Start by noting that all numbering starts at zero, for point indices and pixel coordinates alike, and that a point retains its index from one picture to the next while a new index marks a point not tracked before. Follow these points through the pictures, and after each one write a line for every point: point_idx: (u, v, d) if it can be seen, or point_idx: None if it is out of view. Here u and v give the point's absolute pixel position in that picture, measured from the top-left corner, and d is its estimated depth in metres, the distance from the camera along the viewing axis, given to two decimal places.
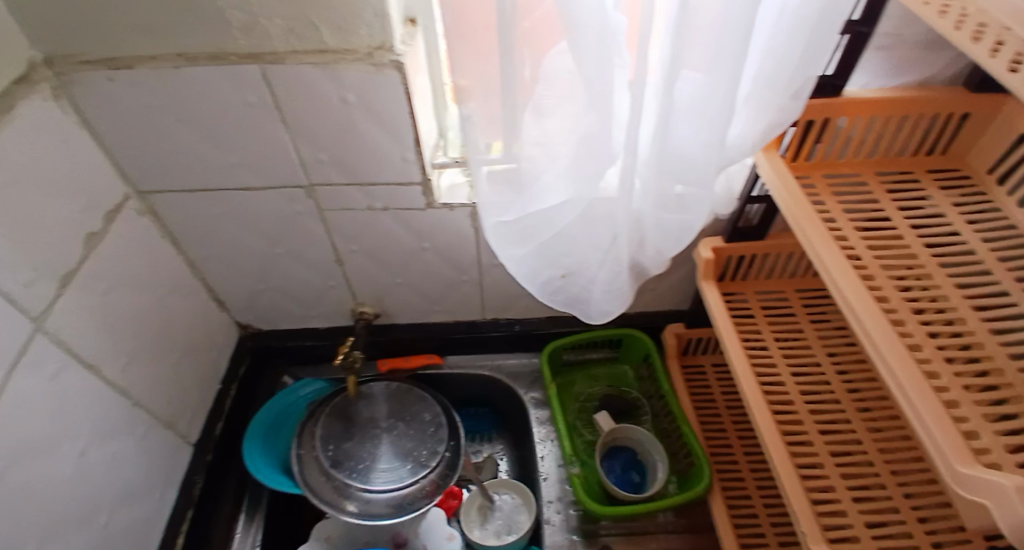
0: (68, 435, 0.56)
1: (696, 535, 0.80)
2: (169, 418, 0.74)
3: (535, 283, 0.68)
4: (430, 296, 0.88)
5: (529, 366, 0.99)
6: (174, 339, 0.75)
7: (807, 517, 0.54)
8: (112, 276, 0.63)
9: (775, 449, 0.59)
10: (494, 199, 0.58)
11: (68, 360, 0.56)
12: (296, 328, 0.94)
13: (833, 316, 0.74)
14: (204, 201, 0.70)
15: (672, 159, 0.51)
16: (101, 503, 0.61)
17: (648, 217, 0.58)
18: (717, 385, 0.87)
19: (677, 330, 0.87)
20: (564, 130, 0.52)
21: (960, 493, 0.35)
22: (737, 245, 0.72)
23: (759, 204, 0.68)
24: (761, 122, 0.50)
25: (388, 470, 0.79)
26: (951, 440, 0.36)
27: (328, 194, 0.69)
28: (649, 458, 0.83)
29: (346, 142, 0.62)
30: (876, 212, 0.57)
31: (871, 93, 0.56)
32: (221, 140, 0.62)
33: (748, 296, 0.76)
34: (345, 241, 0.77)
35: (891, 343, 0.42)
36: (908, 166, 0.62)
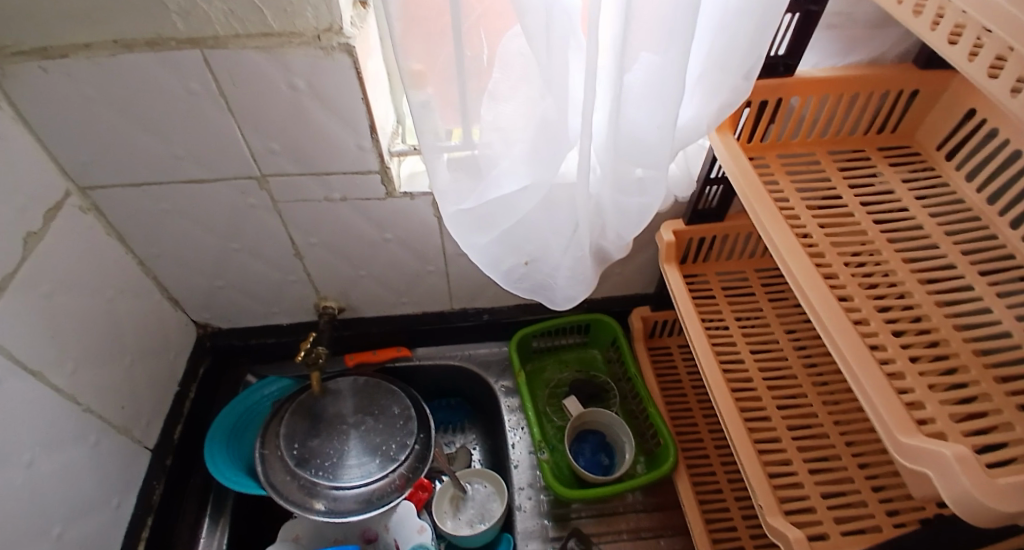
0: (12, 449, 0.53)
1: (665, 513, 0.82)
2: (122, 425, 0.70)
3: (498, 271, 0.67)
4: (395, 287, 0.87)
5: (499, 355, 0.99)
6: (125, 341, 0.71)
7: (763, 490, 0.56)
8: (55, 278, 0.60)
9: (734, 426, 0.60)
10: (453, 187, 0.57)
11: (8, 368, 0.53)
12: (257, 325, 0.92)
13: (790, 294, 0.77)
14: (151, 196, 0.66)
15: (628, 141, 0.51)
16: (53, 517, 0.59)
17: (607, 201, 0.58)
18: (683, 366, 0.89)
19: (642, 313, 0.88)
20: (521, 114, 0.51)
21: (904, 462, 0.36)
22: (698, 228, 0.73)
23: (718, 185, 0.68)
24: (714, 103, 0.50)
25: (357, 465, 0.78)
26: (892, 411, 0.38)
27: (282, 185, 0.67)
28: (617, 441, 0.85)
29: (299, 131, 0.60)
30: (827, 191, 0.58)
31: (821, 72, 0.57)
32: (165, 131, 0.58)
33: (709, 277, 0.78)
34: (303, 234, 0.75)
35: (836, 319, 0.43)
36: (859, 144, 0.63)
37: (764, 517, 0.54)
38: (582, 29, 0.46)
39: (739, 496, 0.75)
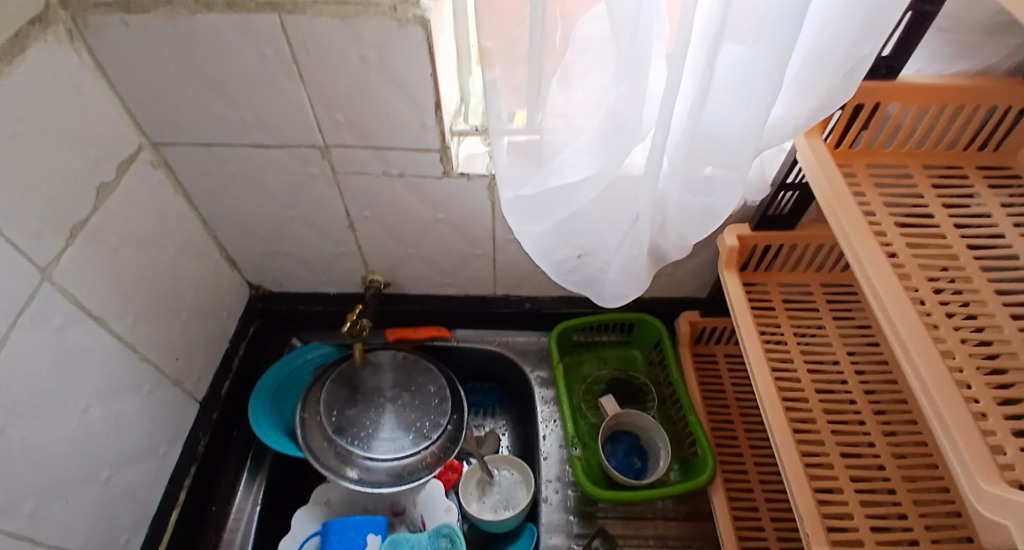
0: (71, 392, 0.56)
1: (695, 523, 0.79)
2: (175, 376, 0.74)
3: (549, 262, 0.66)
4: (442, 268, 0.87)
5: (537, 345, 0.98)
6: (183, 298, 0.74)
7: (812, 518, 0.53)
8: (124, 231, 0.62)
9: (784, 446, 0.57)
10: (513, 172, 0.55)
11: (76, 314, 0.56)
12: (306, 292, 0.94)
13: (857, 313, 0.71)
14: (217, 158, 0.68)
15: (704, 137, 0.48)
16: (105, 460, 0.62)
17: (672, 200, 0.56)
18: (728, 375, 0.86)
19: (691, 317, 0.85)
20: (593, 103, 0.49)
21: (980, 510, 0.32)
22: (764, 234, 0.69)
23: (794, 192, 0.64)
24: (807, 105, 0.47)
25: (390, 439, 0.79)
26: (974, 451, 0.34)
27: (343, 157, 0.67)
28: (652, 445, 0.83)
29: (363, 104, 0.59)
30: (916, 207, 0.54)
31: (925, 79, 0.52)
32: (235, 95, 0.59)
33: (770, 287, 0.74)
34: (358, 207, 0.75)
35: (921, 343, 0.39)
36: (956, 160, 0.58)
37: (809, 546, 0.51)
38: (669, 15, 0.43)
39: (775, 516, 0.72)
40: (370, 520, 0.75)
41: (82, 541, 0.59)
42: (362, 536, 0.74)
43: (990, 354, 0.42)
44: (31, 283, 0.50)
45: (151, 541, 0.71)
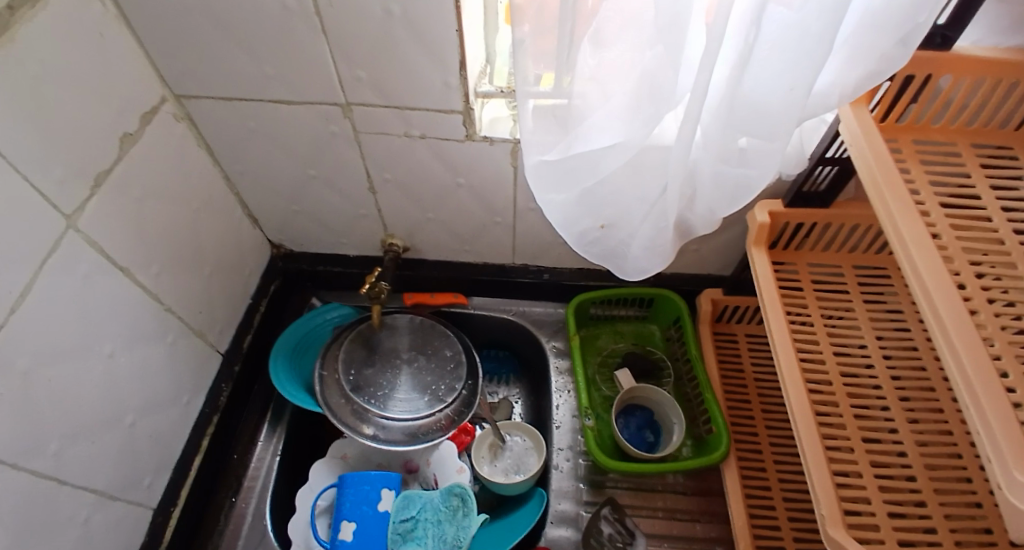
0: (97, 339, 0.57)
1: (706, 498, 0.80)
2: (198, 329, 0.75)
3: (571, 232, 0.64)
4: (461, 235, 0.86)
5: (554, 316, 0.98)
6: (205, 253, 0.75)
7: (829, 499, 0.52)
8: (148, 182, 0.63)
9: (805, 428, 0.56)
10: (536, 138, 0.53)
11: (100, 263, 0.57)
12: (326, 253, 0.95)
13: (890, 297, 0.68)
14: (239, 113, 0.67)
15: (742, 106, 0.45)
16: (130, 404, 0.64)
17: (704, 171, 0.53)
18: (748, 355, 0.84)
19: (714, 295, 0.83)
20: (624, 64, 0.46)
21: (1012, 501, 0.31)
22: (797, 211, 0.66)
23: (832, 167, 0.61)
24: (860, 70, 0.43)
25: (406, 400, 0.81)
26: (1012, 442, 0.32)
27: (364, 116, 0.65)
28: (666, 421, 0.82)
29: (384, 60, 0.57)
30: (963, 187, 0.50)
31: (985, 52, 0.48)
32: (256, 48, 0.58)
33: (799, 267, 0.71)
34: (378, 168, 0.74)
35: (963, 328, 0.37)
36: (1007, 140, 0.54)
37: (824, 527, 0.51)
38: None
39: (787, 497, 0.72)
40: (385, 475, 0.76)
41: (109, 479, 0.62)
42: (377, 490, 0.76)
43: None
44: (56, 230, 0.51)
45: (176, 483, 0.74)
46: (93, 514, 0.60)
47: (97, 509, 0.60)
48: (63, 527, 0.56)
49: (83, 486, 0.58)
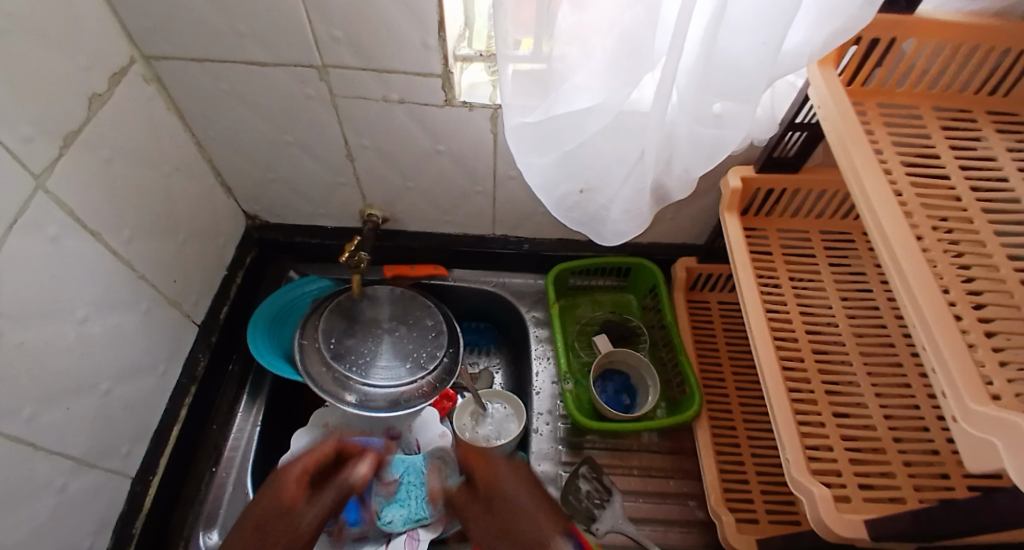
0: (69, 302, 0.56)
1: (678, 457, 0.83)
2: (172, 298, 0.74)
3: (551, 196, 0.65)
4: (440, 204, 0.86)
5: (534, 286, 0.99)
6: (178, 221, 0.74)
7: (794, 446, 0.55)
8: (116, 143, 0.61)
9: (772, 380, 0.59)
10: (517, 100, 0.53)
11: (70, 225, 0.55)
12: (303, 224, 0.94)
13: (853, 260, 0.72)
14: (210, 74, 0.65)
15: (719, 68, 0.46)
16: (105, 371, 0.63)
17: (682, 134, 0.54)
18: (720, 321, 0.87)
19: (688, 263, 0.86)
20: (603, 24, 0.46)
21: (966, 430, 0.34)
22: (767, 177, 0.68)
23: (801, 132, 0.63)
24: (828, 28, 0.45)
25: (387, 367, 0.81)
26: (966, 375, 0.35)
27: (340, 78, 0.65)
28: (641, 383, 0.85)
29: (363, 19, 0.57)
30: (924, 148, 0.53)
31: (946, 15, 0.50)
32: (229, 5, 0.56)
33: (769, 232, 0.74)
34: (356, 134, 0.73)
35: (921, 275, 0.40)
36: (967, 104, 0.56)
37: (789, 471, 0.54)
38: None
39: (756, 452, 0.76)
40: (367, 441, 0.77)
41: (85, 446, 0.61)
42: None
43: (981, 291, 0.43)
44: (25, 190, 0.49)
45: (155, 452, 0.73)
46: (70, 481, 0.59)
47: (74, 475, 0.60)
48: (41, 491, 0.55)
49: (59, 452, 0.57)
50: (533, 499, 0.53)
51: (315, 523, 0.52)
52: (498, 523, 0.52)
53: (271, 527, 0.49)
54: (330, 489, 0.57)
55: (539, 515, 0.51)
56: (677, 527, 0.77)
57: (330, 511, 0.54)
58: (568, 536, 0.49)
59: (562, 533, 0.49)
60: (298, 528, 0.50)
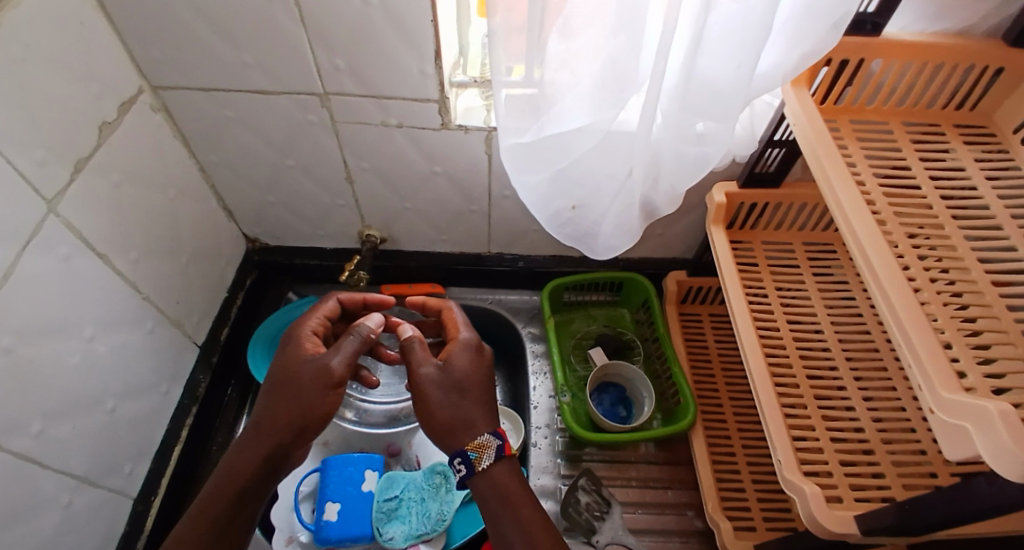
0: (77, 321, 0.57)
1: (675, 467, 0.84)
2: (176, 318, 0.75)
3: (545, 213, 0.68)
4: (437, 224, 0.88)
5: (529, 303, 1.02)
6: (182, 243, 0.75)
7: (785, 446, 0.57)
8: (125, 167, 0.63)
9: (762, 385, 0.61)
10: (512, 123, 0.56)
11: (80, 246, 0.57)
12: (303, 246, 0.96)
13: (836, 270, 0.75)
14: (216, 102, 0.68)
15: (699, 88, 0.50)
16: (109, 390, 0.63)
17: (667, 151, 0.57)
18: (712, 333, 0.90)
19: (678, 277, 0.88)
20: (589, 51, 0.50)
21: (943, 419, 0.36)
22: (751, 192, 0.72)
23: (780, 148, 0.67)
24: (800, 50, 0.48)
25: (386, 385, 0.86)
26: (940, 369, 0.38)
27: (342, 105, 0.68)
28: (636, 394, 0.87)
29: (364, 49, 0.60)
30: (895, 161, 0.56)
31: (908, 37, 0.55)
32: (235, 37, 0.59)
33: (754, 245, 0.77)
34: (356, 157, 0.76)
35: (894, 277, 0.42)
36: (935, 119, 0.60)
37: (782, 472, 0.55)
38: None
39: (751, 460, 0.77)
40: (368, 457, 0.77)
41: (90, 464, 0.61)
42: (361, 471, 0.76)
43: (954, 293, 0.46)
44: (38, 212, 0.51)
45: (157, 472, 0.73)
46: (74, 499, 0.59)
47: (78, 494, 0.60)
48: (43, 512, 0.55)
49: (63, 472, 0.57)
50: (473, 381, 0.58)
51: (338, 365, 0.58)
52: (443, 404, 0.56)
53: (299, 382, 0.57)
54: (349, 335, 0.60)
55: (471, 405, 0.57)
56: (676, 537, 0.78)
57: (356, 358, 0.59)
58: (490, 427, 0.55)
59: (486, 423, 0.55)
60: (317, 369, 0.57)
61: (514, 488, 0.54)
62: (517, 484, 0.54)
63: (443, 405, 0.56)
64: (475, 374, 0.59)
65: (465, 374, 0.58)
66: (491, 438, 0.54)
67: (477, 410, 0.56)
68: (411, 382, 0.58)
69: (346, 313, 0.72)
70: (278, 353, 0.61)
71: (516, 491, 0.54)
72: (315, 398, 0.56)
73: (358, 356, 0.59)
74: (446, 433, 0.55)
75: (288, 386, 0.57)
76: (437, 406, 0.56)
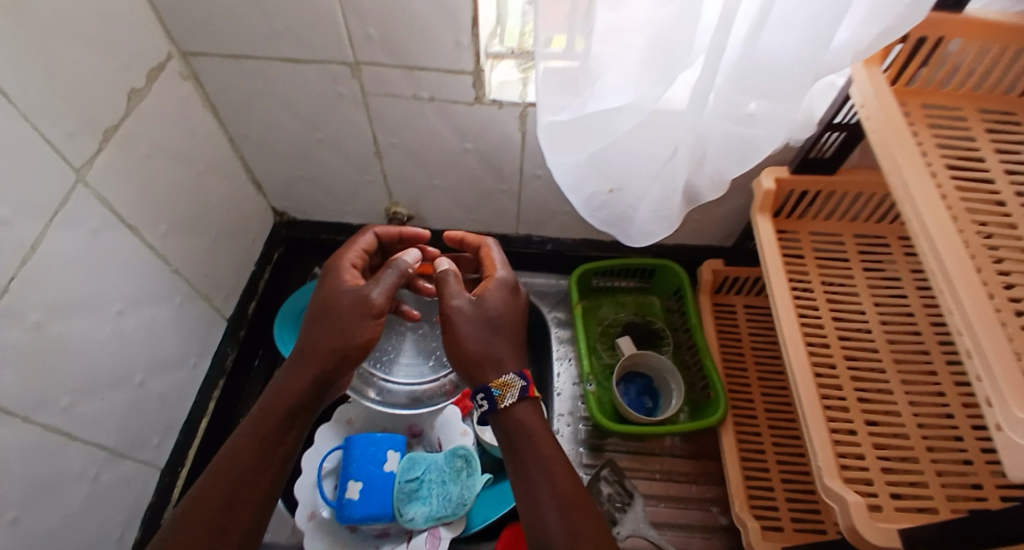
0: (106, 295, 0.57)
1: (700, 462, 0.82)
2: (204, 292, 0.75)
3: (579, 196, 0.64)
4: (465, 203, 0.86)
5: (556, 287, 0.99)
6: (211, 217, 0.75)
7: (825, 451, 0.54)
8: (154, 139, 0.62)
9: (803, 385, 0.57)
10: (549, 99, 0.53)
11: (109, 219, 0.56)
12: (329, 221, 0.95)
13: (888, 267, 0.70)
14: (243, 72, 0.66)
15: (755, 67, 0.45)
16: (138, 363, 0.64)
17: (715, 134, 0.53)
18: (746, 326, 0.86)
19: (714, 266, 0.84)
20: (637, 22, 0.46)
21: (1013, 438, 0.33)
22: (802, 178, 0.67)
23: (840, 133, 0.63)
24: (873, 29, 0.44)
25: (410, 365, 0.84)
26: (1013, 382, 0.34)
27: (373, 76, 0.65)
28: (665, 386, 0.84)
29: (398, 18, 0.57)
30: (969, 151, 0.51)
31: (993, 15, 0.49)
32: (263, 3, 0.57)
33: (802, 236, 0.72)
34: (385, 132, 0.74)
35: (967, 278, 0.39)
36: (1014, 106, 0.54)
37: (821, 478, 0.53)
38: None
39: (781, 459, 0.74)
40: (391, 437, 0.77)
41: (117, 437, 0.62)
42: (384, 451, 0.76)
43: None
44: (66, 184, 0.50)
45: (185, 443, 0.74)
46: (102, 472, 0.60)
47: (106, 467, 0.61)
48: (73, 483, 0.56)
49: (94, 443, 0.58)
50: (505, 321, 0.57)
51: (379, 296, 0.58)
52: (475, 338, 0.55)
53: (339, 313, 0.57)
54: (388, 268, 0.60)
55: (502, 344, 0.56)
56: (699, 533, 0.76)
57: (394, 292, 0.59)
58: (517, 367, 0.54)
59: (513, 363, 0.55)
60: (358, 301, 0.57)
61: (541, 430, 0.51)
62: (543, 426, 0.52)
63: (473, 339, 0.55)
64: (507, 314, 0.58)
65: (497, 312, 0.57)
66: (517, 378, 0.53)
67: (506, 348, 0.55)
68: (442, 314, 0.57)
69: (381, 248, 0.72)
70: (318, 287, 0.61)
71: (538, 428, 0.52)
72: (357, 329, 0.56)
73: (397, 290, 0.59)
74: (473, 366, 0.54)
75: (328, 318, 0.57)
76: (467, 339, 0.55)
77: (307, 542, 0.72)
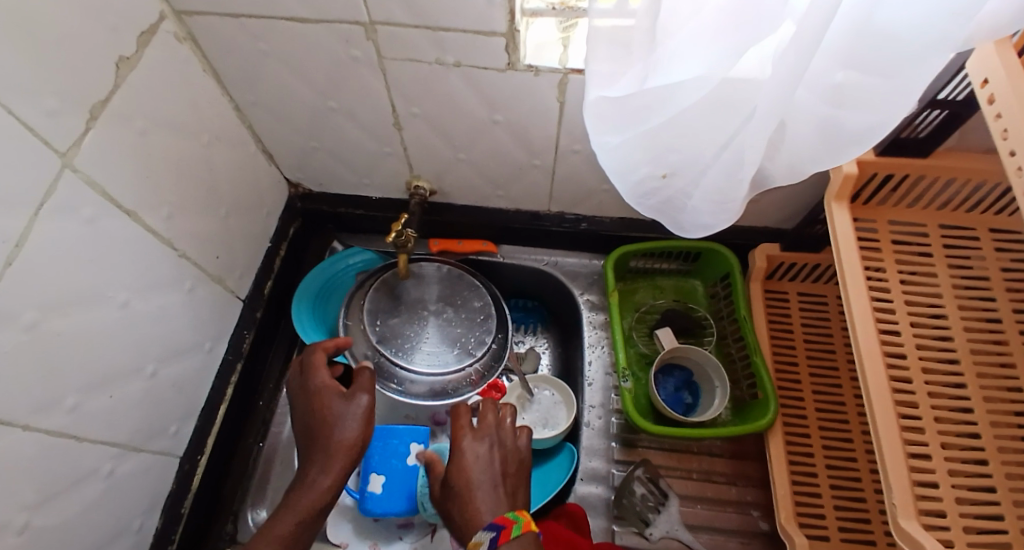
0: (109, 286, 0.53)
1: (742, 462, 0.77)
2: (216, 274, 0.71)
3: (628, 180, 0.56)
4: (494, 179, 0.79)
5: (588, 267, 0.92)
6: (219, 193, 0.70)
7: (901, 486, 0.48)
8: (150, 112, 0.55)
9: (881, 407, 0.50)
10: (604, 68, 0.42)
11: (105, 204, 0.51)
12: (348, 194, 0.88)
13: (977, 262, 0.60)
14: (245, 33, 0.58)
15: (874, 36, 0.36)
16: (149, 354, 0.61)
17: (803, 113, 0.44)
18: (799, 316, 0.78)
19: (769, 251, 0.76)
20: None
21: None
22: (888, 161, 0.58)
23: (940, 110, 0.53)
24: None
25: (431, 353, 0.78)
26: None
27: (390, 37, 0.56)
28: (707, 382, 0.78)
29: None
30: None
31: None
32: None
33: (879, 225, 0.63)
34: (405, 101, 0.66)
35: None
36: None
37: (895, 516, 0.47)
38: None
39: (831, 465, 0.69)
40: (411, 430, 0.73)
41: (130, 431, 0.60)
42: (406, 444, 0.72)
43: None
44: (52, 169, 0.45)
45: (204, 430, 0.73)
46: (117, 467, 0.58)
47: (121, 461, 0.59)
48: (86, 482, 0.54)
49: (106, 440, 0.56)
50: (481, 488, 0.58)
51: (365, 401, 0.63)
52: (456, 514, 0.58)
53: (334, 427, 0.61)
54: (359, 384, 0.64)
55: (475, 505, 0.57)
56: (737, 536, 0.72)
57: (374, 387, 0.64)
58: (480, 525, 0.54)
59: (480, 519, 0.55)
60: (350, 410, 0.63)
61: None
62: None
63: (456, 514, 0.58)
64: (487, 462, 0.60)
65: (471, 483, 0.59)
66: (486, 532, 0.52)
67: (478, 507, 0.56)
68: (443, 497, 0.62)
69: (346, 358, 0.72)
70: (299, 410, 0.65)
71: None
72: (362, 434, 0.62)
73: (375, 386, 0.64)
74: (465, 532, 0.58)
75: (323, 436, 0.61)
76: (452, 513, 0.59)
77: (330, 528, 0.73)
